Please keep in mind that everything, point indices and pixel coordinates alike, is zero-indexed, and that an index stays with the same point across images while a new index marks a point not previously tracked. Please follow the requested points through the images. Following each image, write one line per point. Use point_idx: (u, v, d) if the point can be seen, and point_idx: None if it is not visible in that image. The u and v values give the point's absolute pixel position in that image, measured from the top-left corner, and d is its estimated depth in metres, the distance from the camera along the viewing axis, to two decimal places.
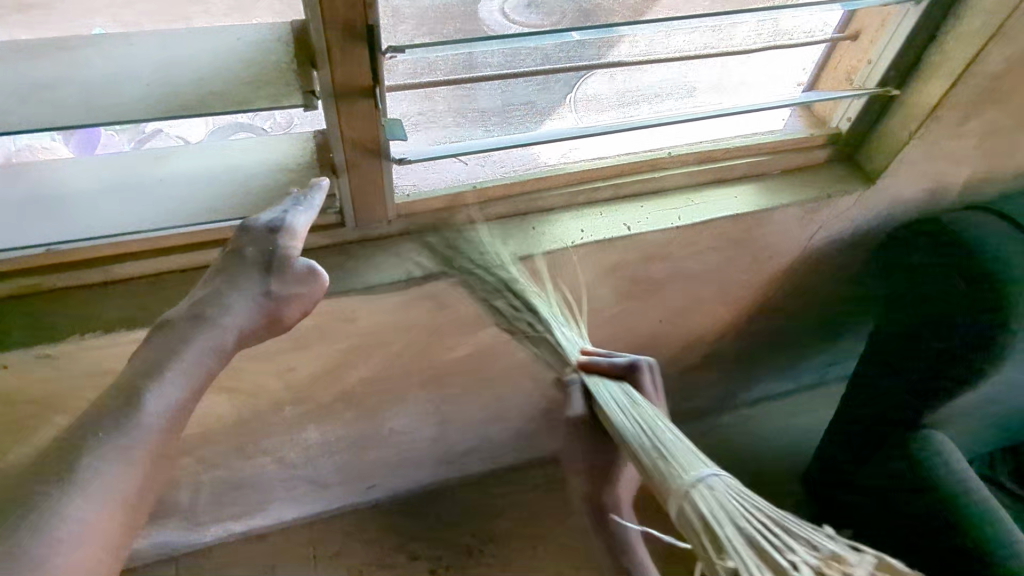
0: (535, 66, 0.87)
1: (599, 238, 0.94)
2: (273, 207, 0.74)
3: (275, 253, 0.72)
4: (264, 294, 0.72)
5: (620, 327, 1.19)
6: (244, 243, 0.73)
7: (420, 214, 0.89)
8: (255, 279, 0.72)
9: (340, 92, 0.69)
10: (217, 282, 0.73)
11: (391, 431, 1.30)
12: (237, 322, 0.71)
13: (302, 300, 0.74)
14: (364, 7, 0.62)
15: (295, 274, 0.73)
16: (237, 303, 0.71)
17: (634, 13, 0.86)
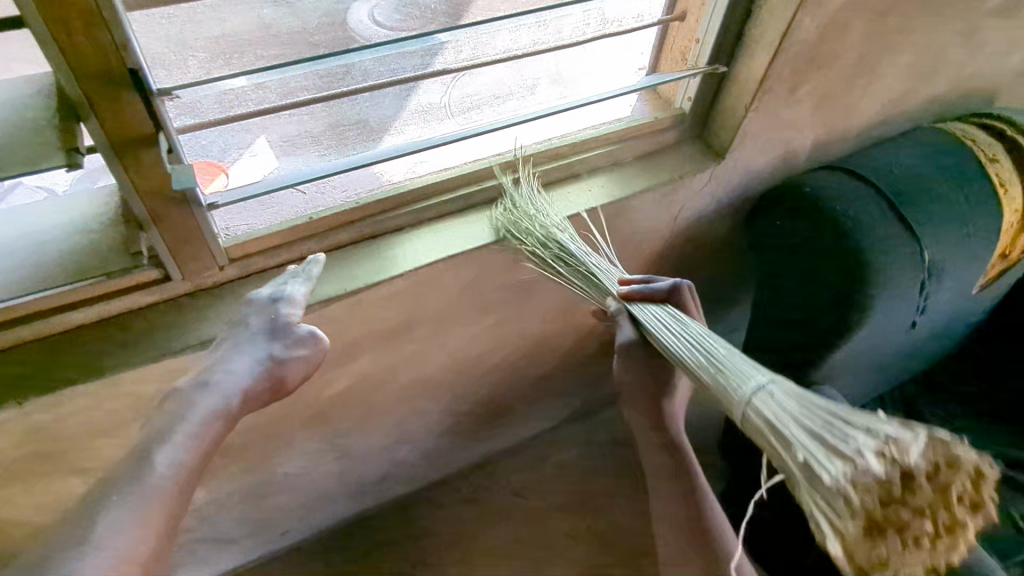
0: (358, 83, 0.83)
1: (455, 252, 0.91)
2: (273, 281, 0.79)
3: (279, 318, 0.77)
4: (267, 358, 0.77)
5: (505, 331, 1.17)
6: (247, 311, 0.77)
7: (256, 254, 0.83)
8: (258, 345, 0.76)
9: (118, 143, 0.63)
10: (219, 343, 0.77)
11: (290, 474, 1.23)
12: (241, 386, 0.76)
13: (304, 363, 0.79)
14: (118, 52, 0.56)
15: (297, 337, 0.78)
16: (240, 363, 0.75)
17: (452, 19, 0.84)
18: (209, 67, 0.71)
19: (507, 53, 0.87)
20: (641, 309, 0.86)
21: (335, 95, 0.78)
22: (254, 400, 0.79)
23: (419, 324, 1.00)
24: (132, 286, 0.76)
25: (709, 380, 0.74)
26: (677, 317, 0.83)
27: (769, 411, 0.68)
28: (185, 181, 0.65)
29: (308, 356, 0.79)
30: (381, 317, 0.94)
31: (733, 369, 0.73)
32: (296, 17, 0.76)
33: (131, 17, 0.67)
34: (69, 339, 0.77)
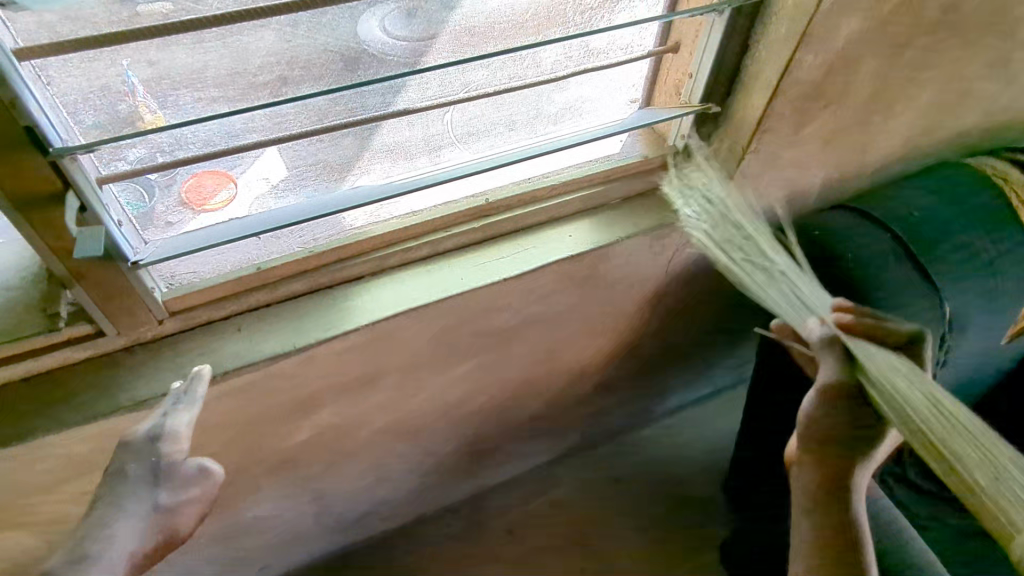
0: (312, 126, 0.76)
1: (420, 304, 0.84)
2: (151, 413, 0.71)
3: (166, 457, 0.70)
4: (154, 508, 0.69)
5: (485, 376, 1.09)
6: (125, 460, 0.69)
7: (198, 306, 0.77)
8: (142, 496, 0.68)
9: (22, 205, 0.57)
10: (99, 512, 0.67)
11: (260, 517, 1.17)
12: (127, 549, 0.67)
13: (195, 503, 0.73)
14: (9, 111, 0.51)
15: (184, 478, 0.72)
16: (126, 533, 0.67)
17: (414, 58, 0.76)
18: (144, 107, 0.67)
19: (477, 92, 0.80)
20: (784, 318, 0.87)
21: (285, 140, 0.72)
22: (144, 562, 0.70)
23: (384, 373, 0.94)
24: (60, 342, 0.70)
25: (853, 367, 0.77)
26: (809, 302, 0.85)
27: (916, 398, 0.70)
28: (94, 248, 0.60)
29: (197, 495, 0.73)
30: (339, 370, 0.87)
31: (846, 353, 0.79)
32: (233, 55, 0.69)
33: (42, 62, 0.61)
34: None
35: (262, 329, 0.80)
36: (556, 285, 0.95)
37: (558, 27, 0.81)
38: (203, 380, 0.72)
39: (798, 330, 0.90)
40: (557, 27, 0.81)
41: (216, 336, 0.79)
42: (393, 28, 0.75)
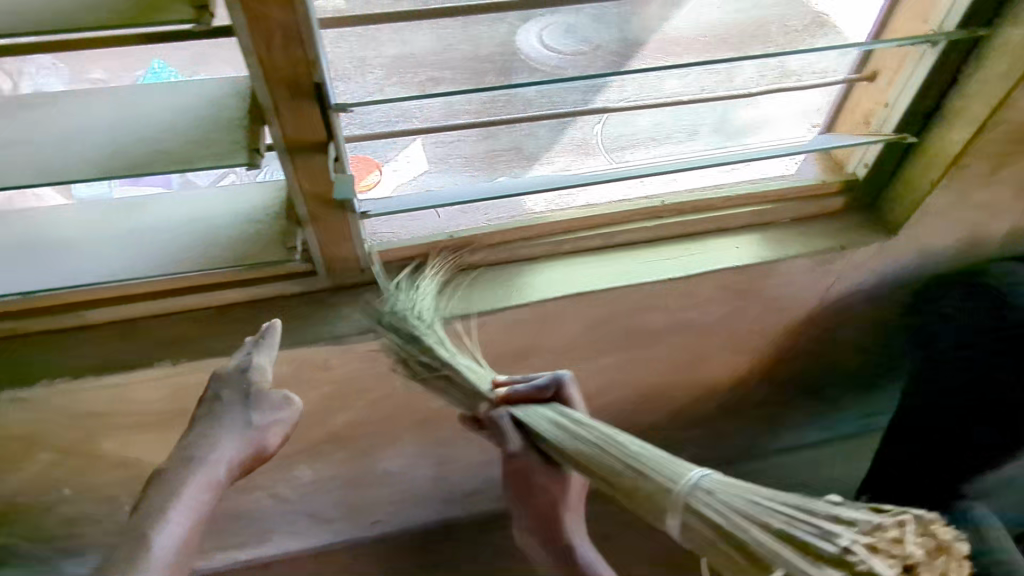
0: (520, 113, 0.84)
1: (586, 291, 0.89)
2: (239, 351, 0.79)
3: (253, 384, 0.77)
4: (246, 426, 0.77)
5: (623, 373, 1.12)
6: (219, 387, 0.77)
7: (394, 262, 0.86)
8: (235, 415, 0.76)
9: (294, 147, 0.68)
10: (201, 428, 0.76)
11: (388, 470, 1.26)
12: (225, 458, 0.76)
13: (282, 425, 0.79)
14: (308, 67, 0.61)
15: (271, 402, 0.78)
16: (222, 448, 0.75)
17: (620, 61, 0.82)
18: None
19: (672, 99, 0.84)
20: (522, 411, 0.80)
21: (499, 120, 0.79)
22: (243, 470, 0.79)
23: (537, 351, 0.99)
24: (283, 274, 0.82)
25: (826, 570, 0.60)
26: (579, 417, 0.76)
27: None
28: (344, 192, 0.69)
29: (284, 417, 0.79)
30: (500, 341, 0.93)
31: (620, 452, 0.70)
32: (470, 43, 0.78)
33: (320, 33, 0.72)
34: (219, 314, 0.83)
35: (442, 292, 0.87)
36: (715, 293, 0.96)
37: (759, 45, 0.82)
38: (275, 330, 0.78)
39: (529, 381, 0.82)
40: (758, 45, 0.83)
41: (403, 291, 0.87)
42: (554, 41, 0.80)
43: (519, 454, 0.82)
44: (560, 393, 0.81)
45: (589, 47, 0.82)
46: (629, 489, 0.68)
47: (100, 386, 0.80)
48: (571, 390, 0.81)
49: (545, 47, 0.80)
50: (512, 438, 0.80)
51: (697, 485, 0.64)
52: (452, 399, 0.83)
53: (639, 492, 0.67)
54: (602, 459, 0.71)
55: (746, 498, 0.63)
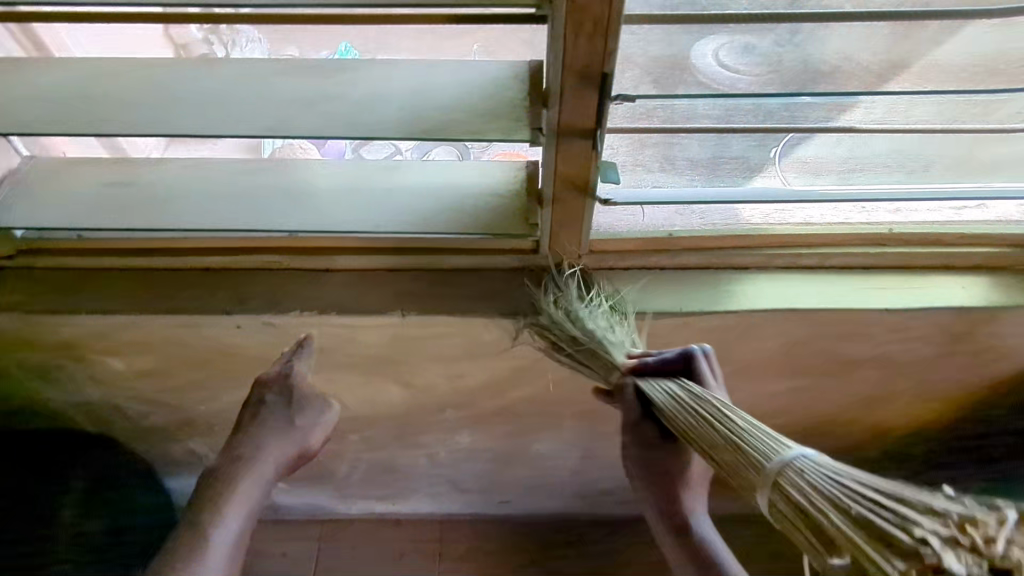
0: (759, 124, 0.85)
1: (796, 306, 0.89)
2: (280, 358, 0.89)
3: (296, 387, 0.88)
4: (291, 427, 0.87)
5: (800, 400, 1.10)
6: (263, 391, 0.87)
7: (612, 252, 0.89)
8: (281, 417, 0.87)
9: (564, 132, 0.72)
10: (252, 432, 0.86)
11: (539, 454, 1.30)
12: (275, 459, 0.86)
13: (325, 426, 0.91)
14: (603, 58, 0.65)
15: (314, 405, 0.90)
16: (273, 449, 0.86)
17: (872, 80, 0.77)
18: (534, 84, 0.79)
19: (922, 126, 0.83)
20: (653, 386, 0.81)
21: (744, 128, 0.82)
22: (289, 470, 0.89)
23: (724, 361, 0.99)
24: (509, 248, 0.88)
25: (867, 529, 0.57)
26: (699, 392, 0.78)
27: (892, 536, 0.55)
28: (613, 175, 0.78)
29: (326, 418, 0.90)
30: (695, 344, 0.95)
31: (721, 420, 0.73)
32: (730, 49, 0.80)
33: None
34: (445, 276, 0.90)
35: (651, 286, 0.90)
36: (926, 331, 0.93)
37: None
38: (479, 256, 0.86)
39: (659, 355, 0.84)
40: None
41: (613, 280, 0.90)
42: (730, 58, 0.78)
43: (640, 424, 0.85)
44: (691, 368, 0.83)
45: (772, 68, 0.78)
46: (732, 465, 0.70)
47: (336, 325, 0.89)
48: (708, 364, 0.83)
49: (721, 64, 0.78)
50: (633, 400, 0.84)
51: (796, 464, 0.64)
52: (595, 372, 0.85)
53: (759, 466, 0.67)
54: (708, 429, 0.73)
55: (836, 477, 0.61)
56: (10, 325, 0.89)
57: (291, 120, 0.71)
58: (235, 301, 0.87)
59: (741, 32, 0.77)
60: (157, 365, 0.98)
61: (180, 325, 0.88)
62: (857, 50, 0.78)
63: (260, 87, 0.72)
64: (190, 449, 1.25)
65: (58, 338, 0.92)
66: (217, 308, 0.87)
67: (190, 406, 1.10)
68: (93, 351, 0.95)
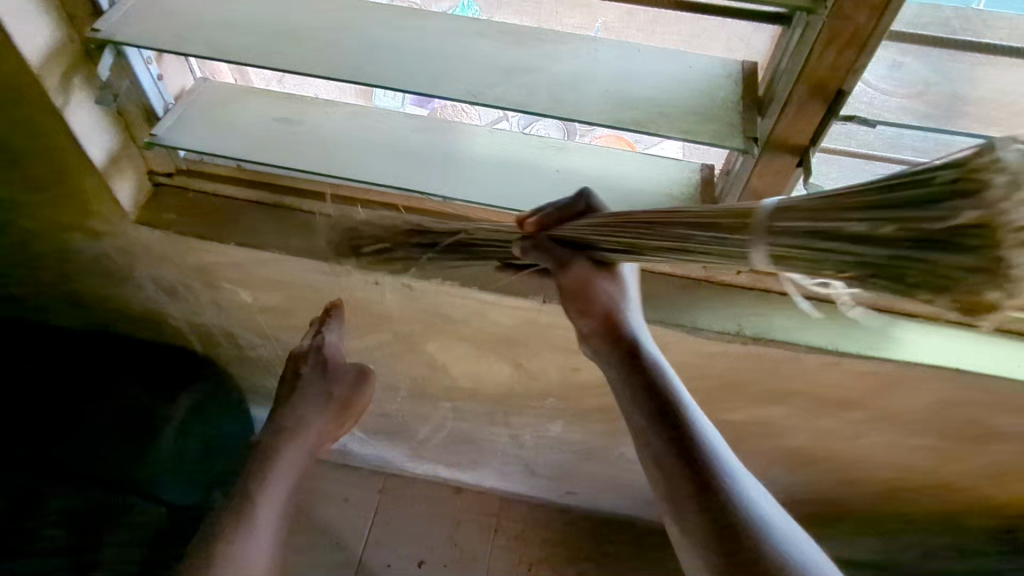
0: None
1: (966, 369, 0.81)
2: (307, 332, 0.95)
3: (332, 356, 0.94)
4: (326, 395, 0.93)
5: (923, 458, 1.03)
6: (297, 364, 0.94)
7: (775, 274, 0.83)
8: (315, 387, 0.93)
9: (774, 143, 0.66)
10: (292, 407, 0.92)
11: (624, 456, 1.27)
12: (315, 427, 0.93)
13: (361, 393, 0.97)
14: (847, 73, 0.59)
15: (345, 373, 0.95)
16: (316, 418, 0.93)
17: None
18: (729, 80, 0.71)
19: None
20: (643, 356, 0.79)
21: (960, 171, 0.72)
22: (334, 428, 0.96)
23: (859, 406, 0.93)
24: None
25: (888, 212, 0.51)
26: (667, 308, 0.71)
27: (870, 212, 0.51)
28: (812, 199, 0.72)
29: (355, 384, 0.96)
30: (837, 384, 0.89)
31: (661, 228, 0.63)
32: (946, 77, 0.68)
33: None
34: None
35: (808, 318, 0.83)
36: None
37: None
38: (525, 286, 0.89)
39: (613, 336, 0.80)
40: None
41: (769, 302, 0.84)
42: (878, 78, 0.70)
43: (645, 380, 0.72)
44: (612, 296, 0.70)
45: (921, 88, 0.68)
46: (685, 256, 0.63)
47: (473, 298, 0.87)
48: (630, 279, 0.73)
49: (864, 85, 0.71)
50: (600, 297, 0.70)
51: (771, 213, 0.53)
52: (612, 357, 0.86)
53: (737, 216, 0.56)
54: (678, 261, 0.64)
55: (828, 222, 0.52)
56: (155, 241, 0.90)
57: (486, 88, 0.67)
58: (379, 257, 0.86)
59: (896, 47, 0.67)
60: (281, 303, 0.99)
61: (317, 270, 0.88)
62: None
63: (455, 48, 0.69)
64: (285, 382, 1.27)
65: (198, 261, 0.93)
66: (359, 261, 0.85)
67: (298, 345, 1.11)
68: (226, 279, 0.96)
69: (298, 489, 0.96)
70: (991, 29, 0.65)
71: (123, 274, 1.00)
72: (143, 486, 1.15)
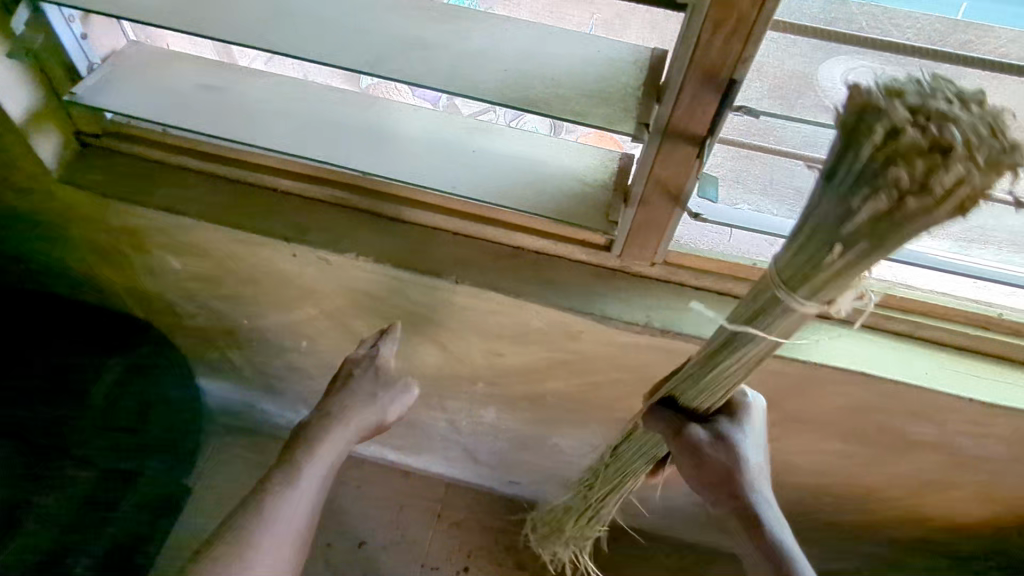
0: None
1: (874, 374, 0.80)
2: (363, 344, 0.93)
3: (380, 360, 0.91)
4: (378, 398, 0.90)
5: (845, 464, 1.02)
6: (352, 367, 0.91)
7: (688, 268, 0.83)
8: (366, 386, 0.89)
9: (670, 131, 0.66)
10: (341, 394, 0.88)
11: (559, 446, 1.26)
12: (358, 423, 0.88)
13: (405, 400, 0.93)
14: (734, 61, 0.59)
15: (394, 383, 0.91)
16: (360, 412, 0.88)
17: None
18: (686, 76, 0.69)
19: None
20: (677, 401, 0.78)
21: None
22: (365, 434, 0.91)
23: (777, 407, 0.93)
24: (580, 240, 0.83)
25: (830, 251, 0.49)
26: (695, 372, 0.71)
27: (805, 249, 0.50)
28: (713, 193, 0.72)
29: (403, 395, 0.92)
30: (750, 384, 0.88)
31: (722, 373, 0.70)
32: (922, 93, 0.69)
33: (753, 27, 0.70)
34: (508, 253, 0.86)
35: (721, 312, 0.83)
36: (1011, 434, 0.84)
37: None
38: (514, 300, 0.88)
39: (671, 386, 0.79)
40: None
41: (682, 296, 0.84)
42: (859, 87, 0.69)
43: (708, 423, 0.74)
44: (731, 456, 0.73)
45: None
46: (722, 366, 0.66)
47: (387, 276, 0.86)
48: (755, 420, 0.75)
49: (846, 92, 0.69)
50: (717, 458, 0.72)
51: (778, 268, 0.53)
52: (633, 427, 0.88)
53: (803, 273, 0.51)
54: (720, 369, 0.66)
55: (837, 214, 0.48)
56: (79, 202, 0.90)
57: (388, 61, 0.67)
58: (296, 228, 0.86)
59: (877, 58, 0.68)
60: (209, 271, 0.99)
61: (236, 239, 0.88)
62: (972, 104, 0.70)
63: (363, 19, 0.69)
64: (226, 354, 1.27)
65: (122, 223, 0.92)
66: (276, 233, 0.85)
67: (233, 316, 1.11)
68: (152, 244, 0.96)
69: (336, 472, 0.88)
70: (912, 21, 0.64)
71: (55, 233, 1.01)
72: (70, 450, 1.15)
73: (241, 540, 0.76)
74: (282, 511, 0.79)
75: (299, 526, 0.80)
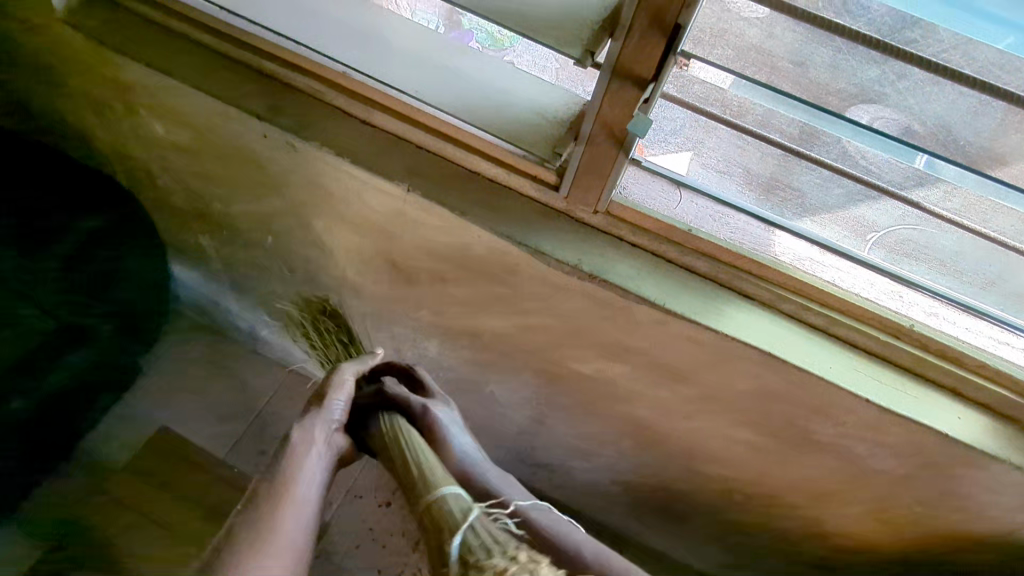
0: (884, 182, 0.79)
1: (781, 357, 0.83)
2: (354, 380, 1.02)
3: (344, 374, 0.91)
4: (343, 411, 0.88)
5: (755, 457, 1.04)
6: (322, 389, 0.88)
7: (628, 222, 0.86)
8: (345, 372, 0.90)
9: (618, 68, 0.69)
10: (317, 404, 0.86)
11: (492, 396, 1.28)
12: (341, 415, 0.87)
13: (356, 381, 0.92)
14: (680, 5, 0.62)
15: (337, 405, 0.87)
16: (317, 429, 0.84)
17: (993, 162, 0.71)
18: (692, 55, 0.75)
19: (991, 236, 0.77)
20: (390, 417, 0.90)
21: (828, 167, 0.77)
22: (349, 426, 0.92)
23: (693, 381, 0.95)
24: (531, 174, 0.86)
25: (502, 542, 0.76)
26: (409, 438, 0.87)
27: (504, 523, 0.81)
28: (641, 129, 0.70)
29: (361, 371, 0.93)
30: (668, 349, 0.91)
31: (402, 451, 0.85)
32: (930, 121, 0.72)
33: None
34: (464, 175, 0.89)
35: (650, 272, 0.86)
36: (906, 447, 0.86)
37: None
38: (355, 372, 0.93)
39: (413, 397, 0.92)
40: None
41: (617, 249, 0.87)
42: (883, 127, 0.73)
43: None
44: None
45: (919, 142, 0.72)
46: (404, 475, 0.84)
47: (346, 173, 0.91)
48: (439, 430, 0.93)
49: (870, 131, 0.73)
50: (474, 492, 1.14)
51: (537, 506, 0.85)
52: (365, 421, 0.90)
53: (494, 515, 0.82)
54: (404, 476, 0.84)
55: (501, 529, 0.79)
56: (79, 46, 0.95)
57: None
58: (270, 109, 0.90)
59: (891, 97, 0.71)
60: (189, 142, 1.04)
61: (214, 109, 0.92)
62: (913, 108, 0.71)
63: None
64: (199, 240, 1.32)
65: (116, 76, 0.97)
66: (250, 109, 0.90)
67: (207, 198, 1.16)
68: (142, 105, 1.01)
69: (320, 484, 0.82)
70: (866, 12, 0.67)
71: (57, 77, 1.06)
72: (31, 294, 1.21)
73: (257, 514, 0.76)
74: (282, 505, 0.77)
75: (312, 494, 0.80)
